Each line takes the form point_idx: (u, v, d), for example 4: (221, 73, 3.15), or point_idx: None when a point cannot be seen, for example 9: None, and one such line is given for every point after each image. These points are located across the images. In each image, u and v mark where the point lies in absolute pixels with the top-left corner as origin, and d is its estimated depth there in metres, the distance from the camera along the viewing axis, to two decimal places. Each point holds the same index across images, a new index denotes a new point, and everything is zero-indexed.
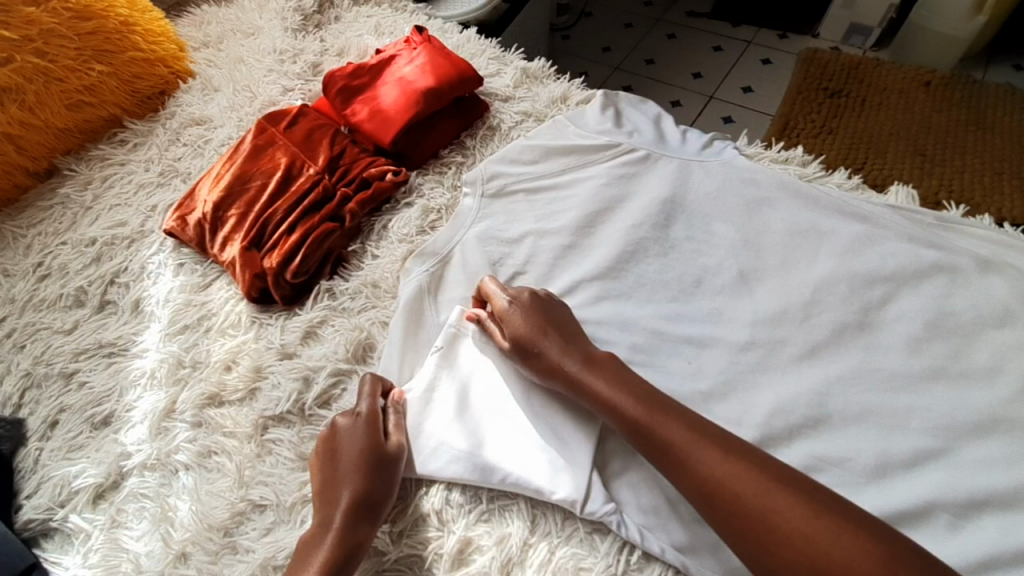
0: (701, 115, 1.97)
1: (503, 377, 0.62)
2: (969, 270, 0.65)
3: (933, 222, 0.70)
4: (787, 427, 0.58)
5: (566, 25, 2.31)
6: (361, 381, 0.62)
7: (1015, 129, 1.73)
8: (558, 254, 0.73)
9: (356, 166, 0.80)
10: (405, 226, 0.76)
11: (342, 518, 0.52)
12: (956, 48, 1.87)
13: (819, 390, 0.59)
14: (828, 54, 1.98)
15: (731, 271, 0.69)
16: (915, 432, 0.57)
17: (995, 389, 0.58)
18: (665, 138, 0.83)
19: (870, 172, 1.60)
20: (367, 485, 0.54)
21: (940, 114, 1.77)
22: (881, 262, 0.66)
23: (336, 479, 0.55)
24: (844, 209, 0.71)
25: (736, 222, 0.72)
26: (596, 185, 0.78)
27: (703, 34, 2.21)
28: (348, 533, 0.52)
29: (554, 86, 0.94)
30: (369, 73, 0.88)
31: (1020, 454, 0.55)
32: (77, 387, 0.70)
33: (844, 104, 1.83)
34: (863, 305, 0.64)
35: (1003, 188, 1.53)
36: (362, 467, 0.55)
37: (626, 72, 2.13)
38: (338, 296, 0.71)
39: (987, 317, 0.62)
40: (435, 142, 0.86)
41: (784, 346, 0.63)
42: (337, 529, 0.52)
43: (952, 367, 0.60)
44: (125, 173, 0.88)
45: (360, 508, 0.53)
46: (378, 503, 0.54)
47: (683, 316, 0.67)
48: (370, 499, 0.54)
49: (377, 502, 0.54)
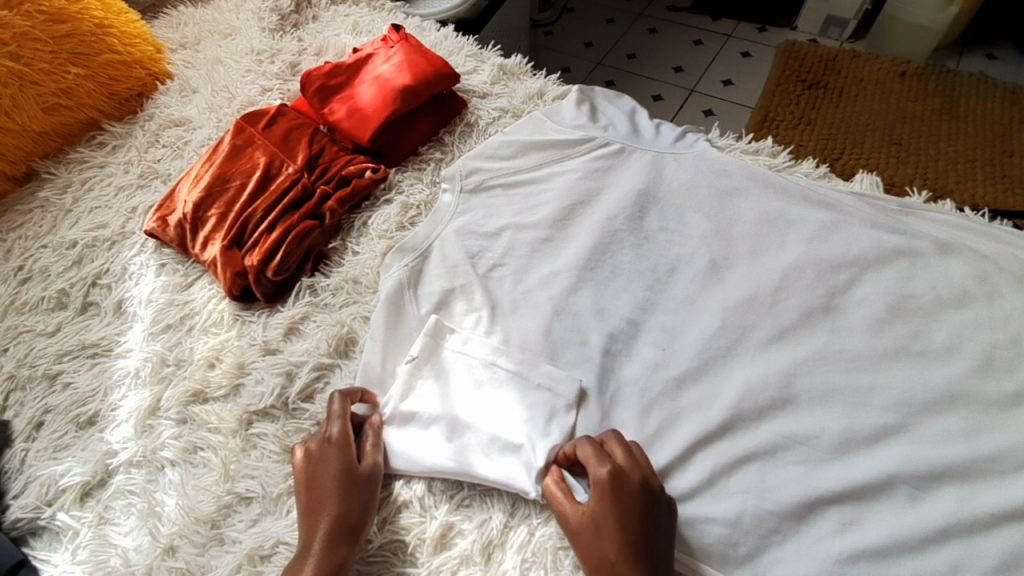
0: (682, 107, 2.00)
1: (484, 383, 0.63)
2: (929, 253, 0.67)
3: (896, 208, 0.73)
4: (756, 408, 0.60)
5: (548, 21, 2.32)
6: (330, 403, 0.61)
7: (986, 117, 1.78)
8: (536, 246, 0.74)
9: (334, 164, 0.81)
10: (385, 223, 0.77)
11: (321, 544, 0.51)
12: (930, 39, 1.91)
13: (787, 372, 0.61)
14: (804, 47, 2.02)
15: (702, 260, 0.71)
16: (877, 409, 0.59)
17: (954, 366, 0.61)
18: (638, 132, 0.85)
19: (847, 161, 1.65)
20: (345, 510, 0.54)
21: (914, 103, 1.81)
22: (845, 248, 0.68)
23: (311, 507, 0.54)
24: (811, 198, 0.73)
25: (707, 212, 0.74)
26: (572, 179, 0.80)
27: (682, 29, 2.23)
28: (327, 556, 0.51)
29: (530, 82, 0.95)
30: (346, 73, 0.89)
31: (974, 427, 0.57)
32: (61, 388, 0.70)
33: (821, 96, 1.86)
34: (828, 289, 0.66)
35: (976, 175, 1.59)
36: (338, 492, 0.54)
37: (607, 67, 2.15)
38: (319, 293, 0.72)
39: (946, 297, 0.64)
40: (414, 139, 0.87)
41: (753, 331, 0.65)
42: (317, 555, 0.51)
43: (914, 346, 0.62)
44: (104, 176, 0.89)
45: (339, 532, 0.52)
46: (358, 525, 0.54)
47: (657, 304, 0.68)
48: (348, 523, 0.53)
49: (357, 524, 0.54)
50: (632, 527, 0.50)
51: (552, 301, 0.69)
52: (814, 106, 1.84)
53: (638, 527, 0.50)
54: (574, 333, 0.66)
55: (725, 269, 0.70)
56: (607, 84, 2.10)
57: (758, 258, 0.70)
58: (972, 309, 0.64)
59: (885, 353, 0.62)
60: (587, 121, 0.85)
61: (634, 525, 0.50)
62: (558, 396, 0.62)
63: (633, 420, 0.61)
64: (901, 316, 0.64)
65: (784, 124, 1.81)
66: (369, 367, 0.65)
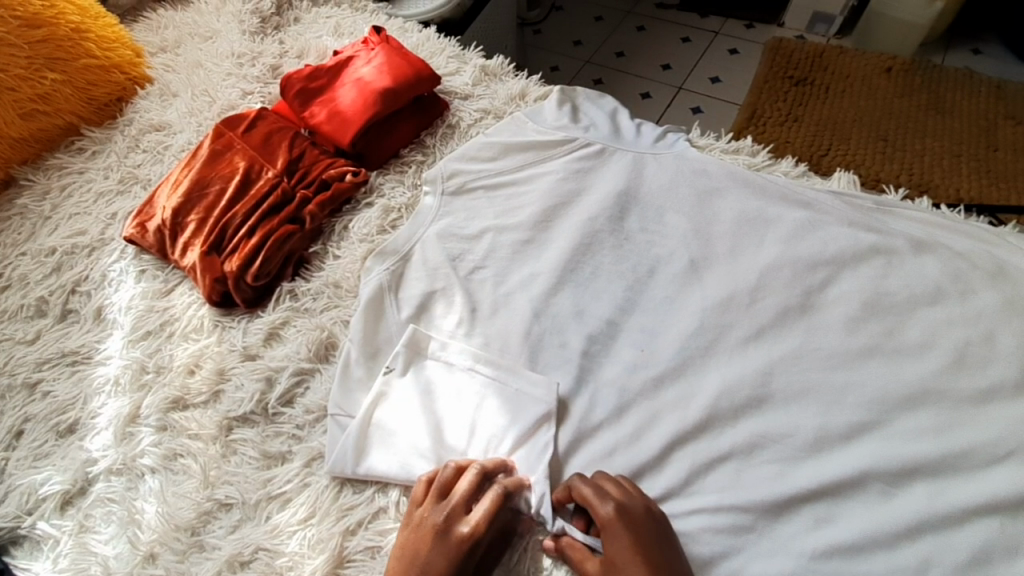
0: (669, 105, 2.00)
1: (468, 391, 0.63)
2: (904, 251, 0.68)
3: (871, 207, 0.73)
4: (733, 407, 0.60)
5: (536, 19, 2.32)
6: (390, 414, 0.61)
7: (972, 110, 1.84)
8: (517, 248, 0.75)
9: (315, 168, 0.81)
10: (366, 226, 0.77)
11: None
12: (916, 34, 1.93)
13: (764, 371, 0.62)
14: (793, 42, 2.05)
15: (682, 260, 0.71)
16: (851, 406, 0.60)
17: (928, 363, 0.61)
18: (619, 132, 0.85)
19: (835, 155, 1.74)
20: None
21: (900, 99, 1.87)
22: (824, 247, 0.69)
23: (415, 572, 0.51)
24: (790, 197, 0.74)
25: (687, 213, 0.75)
26: (553, 180, 0.80)
27: (668, 26, 2.24)
28: None
29: (512, 82, 0.96)
30: (327, 75, 0.89)
31: (947, 423, 0.58)
32: (41, 396, 0.70)
33: (808, 93, 1.91)
34: (806, 287, 0.67)
35: (961, 170, 1.69)
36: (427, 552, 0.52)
37: (594, 65, 2.15)
38: (300, 297, 0.72)
39: (920, 295, 0.65)
40: (395, 142, 0.87)
41: (730, 330, 0.65)
42: None
43: (888, 344, 0.63)
44: (84, 182, 0.88)
45: None
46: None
47: (637, 305, 0.69)
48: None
49: None
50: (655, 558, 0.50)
51: (531, 303, 0.69)
52: (801, 104, 1.88)
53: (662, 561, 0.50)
54: (552, 335, 0.67)
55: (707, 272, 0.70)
56: (594, 82, 2.10)
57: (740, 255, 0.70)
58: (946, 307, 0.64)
59: (861, 351, 0.62)
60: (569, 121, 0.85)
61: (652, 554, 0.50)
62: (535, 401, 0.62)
63: (610, 420, 0.61)
64: (876, 315, 0.64)
65: (771, 121, 1.85)
66: (347, 373, 0.65)
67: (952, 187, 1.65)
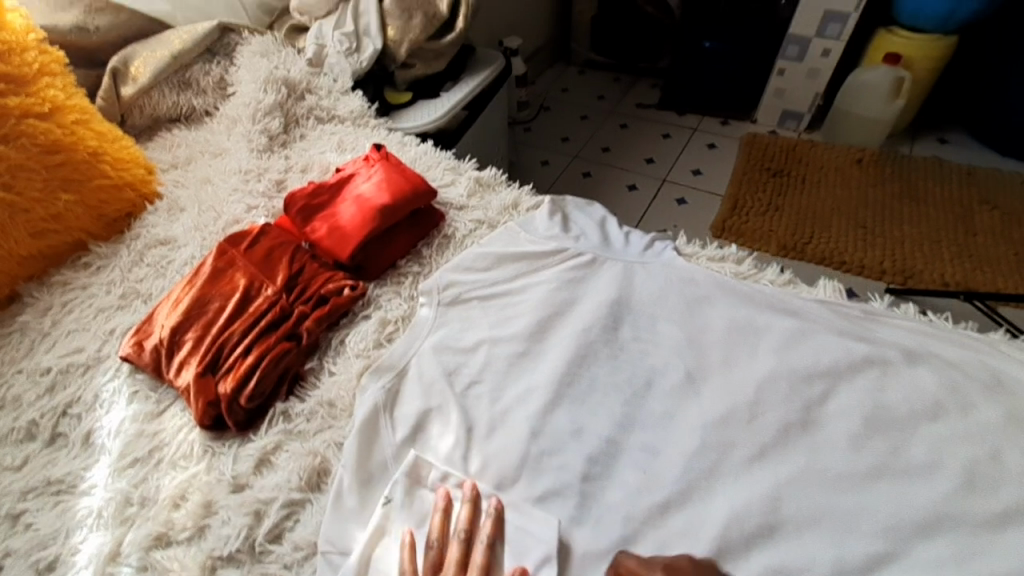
0: (657, 196, 2.09)
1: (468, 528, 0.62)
2: (898, 362, 0.68)
3: (860, 315, 0.75)
4: (743, 538, 0.58)
5: (526, 119, 2.49)
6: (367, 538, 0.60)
7: (944, 197, 1.98)
8: (513, 360, 0.75)
9: (314, 282, 0.83)
10: (362, 341, 0.78)
11: None
12: (881, 129, 2.09)
13: (771, 494, 0.60)
14: (766, 137, 2.24)
15: (678, 372, 0.71)
16: (865, 534, 0.57)
17: (937, 484, 0.60)
18: (609, 241, 0.88)
19: (819, 244, 1.86)
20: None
21: (874, 188, 2.02)
22: (818, 358, 0.69)
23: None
24: (779, 305, 0.76)
25: (679, 322, 0.76)
26: (547, 290, 0.82)
27: (650, 124, 2.40)
28: None
29: (504, 193, 1.01)
30: (329, 192, 0.93)
31: (967, 553, 0.56)
32: (18, 531, 0.67)
33: (787, 184, 2.07)
34: (805, 401, 0.67)
35: (942, 256, 1.80)
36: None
37: (583, 160, 2.28)
38: (293, 418, 0.71)
39: (920, 410, 0.64)
40: (393, 253, 0.90)
41: (733, 449, 0.64)
42: None
43: (895, 463, 0.61)
44: (85, 297, 0.89)
45: None
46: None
47: (636, 421, 0.68)
48: None
49: None
50: None
51: (529, 421, 0.68)
52: (781, 194, 2.04)
53: None
54: (551, 458, 0.65)
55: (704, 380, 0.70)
56: (584, 175, 2.21)
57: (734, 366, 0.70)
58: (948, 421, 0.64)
59: (869, 471, 0.61)
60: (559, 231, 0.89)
61: None
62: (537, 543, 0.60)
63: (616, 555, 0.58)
64: (879, 431, 0.64)
65: (755, 211, 1.98)
66: (340, 503, 0.63)
67: (934, 273, 1.76)
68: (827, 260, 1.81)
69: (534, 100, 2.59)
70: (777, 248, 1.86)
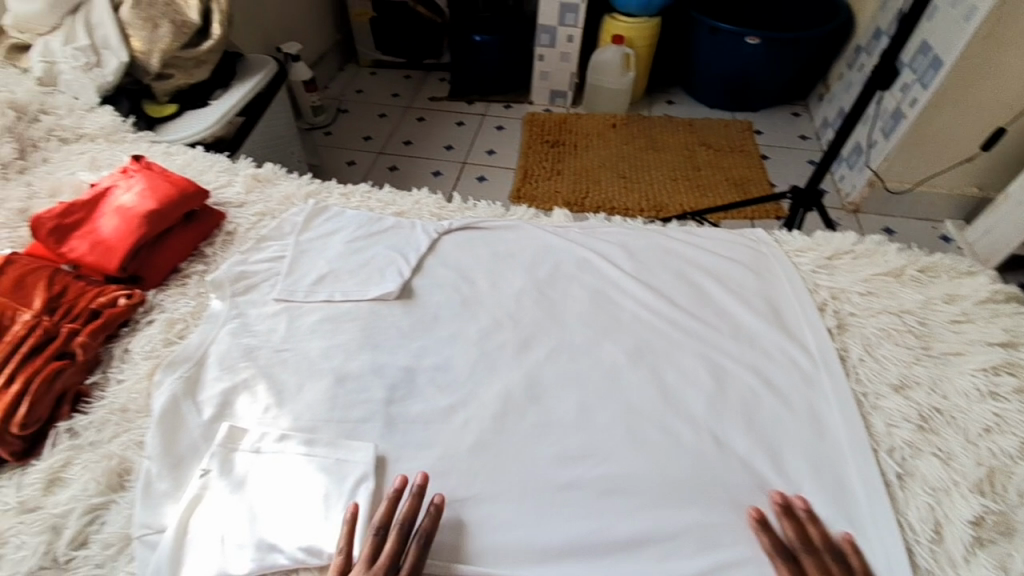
0: (460, 177, 2.24)
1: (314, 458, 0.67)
2: (604, 257, 0.89)
3: (579, 232, 0.96)
4: (507, 408, 0.71)
5: (325, 123, 2.49)
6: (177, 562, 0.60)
7: (676, 143, 2.38)
8: (306, 322, 0.82)
9: (82, 299, 0.80)
10: (148, 343, 0.79)
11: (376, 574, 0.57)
12: (623, 100, 2.47)
13: (527, 387, 0.73)
14: (542, 115, 2.51)
15: (456, 301, 0.84)
16: (590, 374, 0.74)
17: (626, 330, 0.79)
18: (369, 227, 0.96)
19: (594, 196, 2.13)
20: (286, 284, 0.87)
21: (626, 145, 2.36)
22: (550, 268, 0.88)
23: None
24: (528, 236, 0.94)
25: (475, 500, 0.64)
26: (335, 269, 0.89)
27: (445, 114, 2.56)
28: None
29: (285, 185, 1.05)
30: (85, 209, 0.90)
31: (653, 370, 0.74)
32: None
33: (563, 151, 2.33)
34: (550, 297, 0.84)
35: (680, 189, 2.16)
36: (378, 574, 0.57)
37: (387, 155, 2.35)
38: (80, 433, 0.70)
39: (620, 283, 0.85)
40: (170, 257, 0.89)
41: (506, 346, 0.78)
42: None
43: (611, 338, 0.78)
44: None
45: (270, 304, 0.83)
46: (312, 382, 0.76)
47: (429, 350, 0.79)
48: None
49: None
50: (473, 259, 0.91)
51: (333, 369, 0.76)
52: (561, 159, 2.29)
53: (470, 259, 0.91)
54: (358, 398, 0.73)
55: (466, 256, 0.91)
56: (391, 168, 2.29)
57: (469, 261, 0.91)
58: (645, 298, 0.82)
59: (575, 346, 0.78)
60: (366, 227, 0.96)
61: (466, 251, 0.92)
62: (355, 468, 0.66)
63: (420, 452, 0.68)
64: (597, 326, 0.80)
65: (542, 177, 2.21)
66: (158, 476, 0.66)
67: (676, 203, 2.10)
68: (602, 208, 2.08)
69: (332, 103, 2.60)
70: (564, 204, 2.09)
